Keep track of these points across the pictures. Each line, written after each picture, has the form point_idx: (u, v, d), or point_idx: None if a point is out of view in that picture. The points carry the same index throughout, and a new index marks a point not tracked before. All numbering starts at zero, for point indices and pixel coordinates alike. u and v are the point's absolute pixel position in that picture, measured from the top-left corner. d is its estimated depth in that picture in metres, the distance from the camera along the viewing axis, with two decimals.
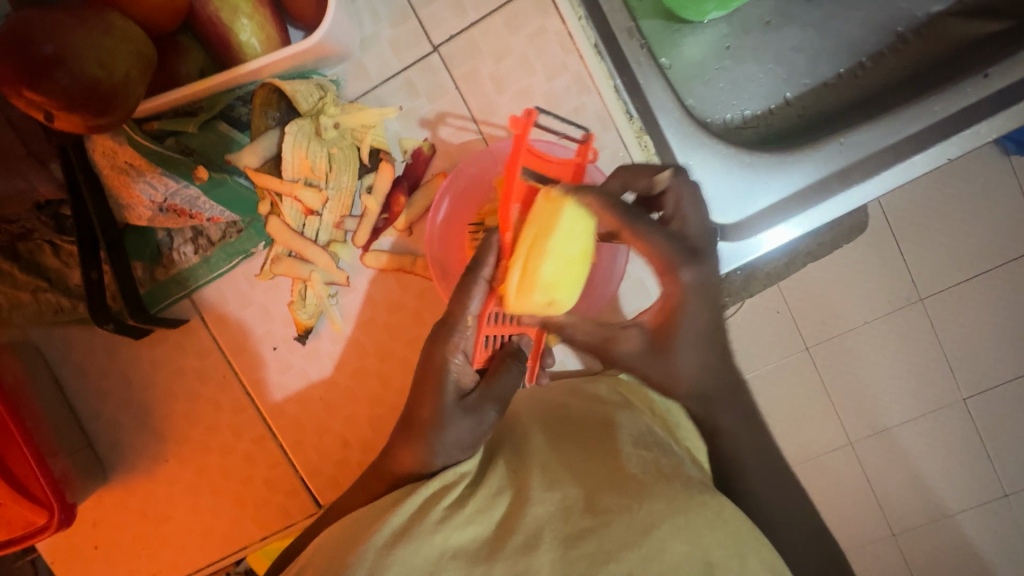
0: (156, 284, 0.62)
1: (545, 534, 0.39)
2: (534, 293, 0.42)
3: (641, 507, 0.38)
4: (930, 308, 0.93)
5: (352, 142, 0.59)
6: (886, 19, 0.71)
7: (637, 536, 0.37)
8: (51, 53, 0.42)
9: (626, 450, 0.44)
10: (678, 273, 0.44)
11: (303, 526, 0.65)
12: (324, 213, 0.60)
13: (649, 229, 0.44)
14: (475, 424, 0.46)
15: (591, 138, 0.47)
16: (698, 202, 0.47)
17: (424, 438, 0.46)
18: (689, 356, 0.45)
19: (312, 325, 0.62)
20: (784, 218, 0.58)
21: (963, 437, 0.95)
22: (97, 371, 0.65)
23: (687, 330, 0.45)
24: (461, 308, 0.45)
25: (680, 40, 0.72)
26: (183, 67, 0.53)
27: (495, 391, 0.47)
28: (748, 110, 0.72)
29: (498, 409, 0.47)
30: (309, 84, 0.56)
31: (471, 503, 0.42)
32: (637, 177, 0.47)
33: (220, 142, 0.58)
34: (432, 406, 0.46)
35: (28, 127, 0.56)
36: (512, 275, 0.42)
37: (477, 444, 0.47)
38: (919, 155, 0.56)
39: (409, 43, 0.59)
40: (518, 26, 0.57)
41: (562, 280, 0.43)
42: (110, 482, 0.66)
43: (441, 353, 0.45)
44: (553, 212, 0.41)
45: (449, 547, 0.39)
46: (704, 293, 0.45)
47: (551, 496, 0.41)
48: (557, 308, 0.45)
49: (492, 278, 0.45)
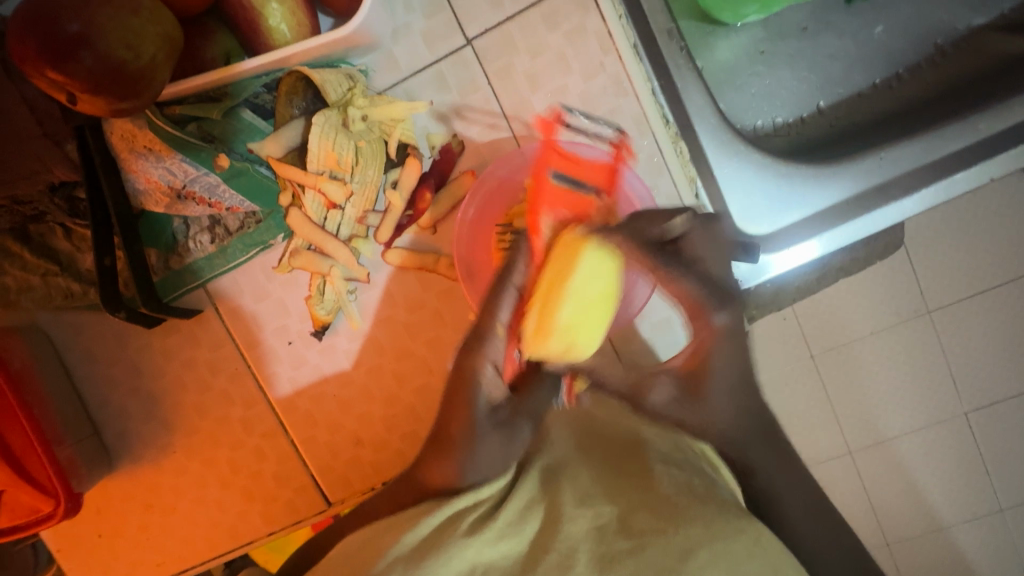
0: (170, 273, 0.60)
1: (580, 551, 0.41)
2: (551, 338, 0.50)
3: (676, 532, 0.40)
4: (936, 321, 0.92)
5: (380, 135, 0.57)
6: (925, 30, 0.69)
7: (674, 562, 0.39)
8: (77, 32, 0.40)
9: (657, 471, 0.47)
10: (709, 317, 0.49)
11: (312, 523, 0.64)
12: (346, 207, 0.58)
13: (678, 274, 0.48)
14: (505, 440, 0.47)
15: (620, 146, 0.55)
16: (714, 243, 0.51)
17: (453, 455, 0.46)
18: (718, 405, 0.49)
19: (330, 321, 0.61)
20: (818, 231, 0.59)
21: (961, 450, 0.95)
22: (106, 358, 0.64)
23: (719, 375, 0.49)
24: (490, 320, 0.47)
25: (713, 42, 0.70)
26: (210, 51, 0.51)
27: (527, 407, 0.51)
28: (780, 117, 0.70)
29: (529, 426, 0.50)
30: (338, 74, 0.55)
31: (503, 516, 0.44)
32: (653, 222, 0.50)
33: (243, 130, 0.56)
34: (463, 421, 0.46)
35: (45, 106, 0.51)
36: (530, 320, 0.49)
37: (507, 462, 0.48)
38: (962, 173, 0.57)
39: (442, 34, 0.57)
40: (557, 22, 0.56)
41: (576, 324, 0.51)
42: (116, 470, 0.64)
43: (472, 361, 0.46)
44: (571, 258, 0.50)
45: (481, 561, 0.41)
46: (734, 338, 0.49)
47: (584, 514, 0.43)
48: (575, 351, 0.52)
49: (520, 286, 0.49)
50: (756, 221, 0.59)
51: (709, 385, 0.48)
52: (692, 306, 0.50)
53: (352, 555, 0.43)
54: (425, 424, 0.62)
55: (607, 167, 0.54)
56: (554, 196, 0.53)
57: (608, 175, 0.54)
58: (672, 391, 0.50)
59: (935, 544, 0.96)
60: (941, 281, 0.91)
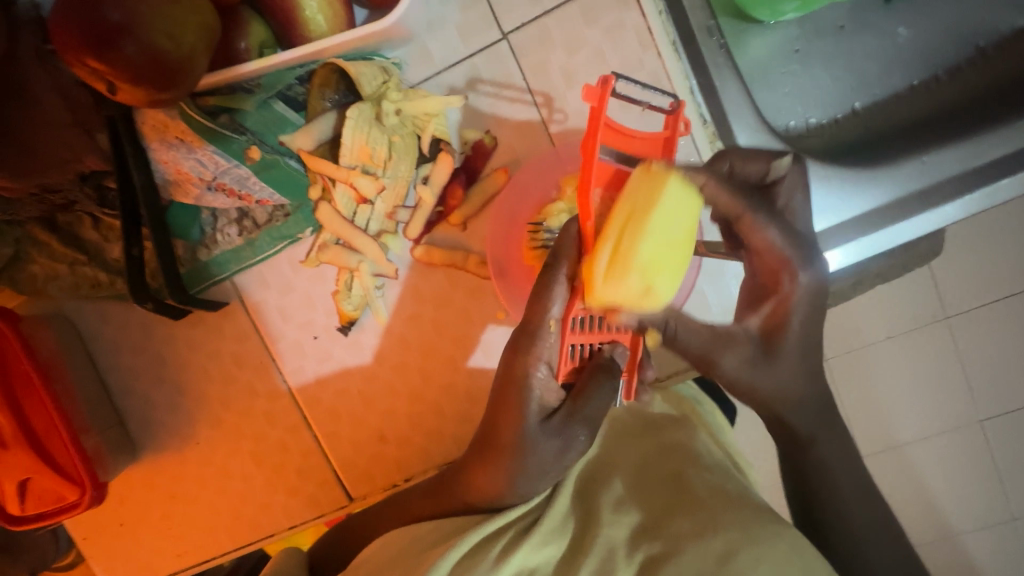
0: (197, 264, 0.60)
1: (618, 559, 0.41)
2: (630, 276, 0.38)
3: (714, 536, 0.40)
4: (955, 327, 0.91)
5: (413, 129, 0.57)
6: (967, 31, 0.68)
7: (713, 565, 0.39)
8: (117, 21, 0.40)
9: (693, 475, 0.46)
10: (798, 272, 0.43)
11: (334, 518, 0.64)
12: (376, 202, 0.58)
13: (766, 222, 0.43)
14: (563, 445, 0.45)
15: (679, 104, 0.43)
16: (804, 198, 0.47)
17: (501, 462, 0.45)
18: (788, 369, 0.45)
19: (356, 317, 0.61)
20: (839, 243, 0.57)
21: (975, 459, 0.93)
22: (131, 347, 0.63)
23: (798, 332, 0.45)
24: (540, 315, 0.42)
25: (748, 39, 0.68)
26: (243, 43, 0.50)
27: (583, 413, 0.43)
28: (813, 117, 0.69)
29: (587, 432, 0.45)
30: (372, 67, 0.54)
31: (546, 521, 0.43)
32: (751, 162, 0.46)
33: (276, 122, 0.55)
34: (514, 429, 0.44)
35: (79, 97, 0.50)
36: (601, 257, 0.38)
37: (563, 463, 0.46)
38: (1007, 179, 0.55)
39: (477, 28, 0.56)
40: (595, 17, 0.55)
41: (661, 262, 0.39)
42: (140, 459, 0.65)
43: (523, 363, 0.43)
44: (656, 186, 0.38)
45: (528, 566, 0.41)
46: (814, 299, 0.44)
47: (621, 519, 0.43)
48: (654, 299, 0.40)
49: (570, 274, 0.42)
50: None
51: (788, 342, 0.45)
52: (770, 260, 0.44)
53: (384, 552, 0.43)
54: (450, 422, 0.62)
55: (663, 137, 0.42)
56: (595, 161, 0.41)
57: (663, 147, 0.42)
58: (755, 366, 0.45)
59: (951, 552, 0.95)
60: (966, 287, 0.89)
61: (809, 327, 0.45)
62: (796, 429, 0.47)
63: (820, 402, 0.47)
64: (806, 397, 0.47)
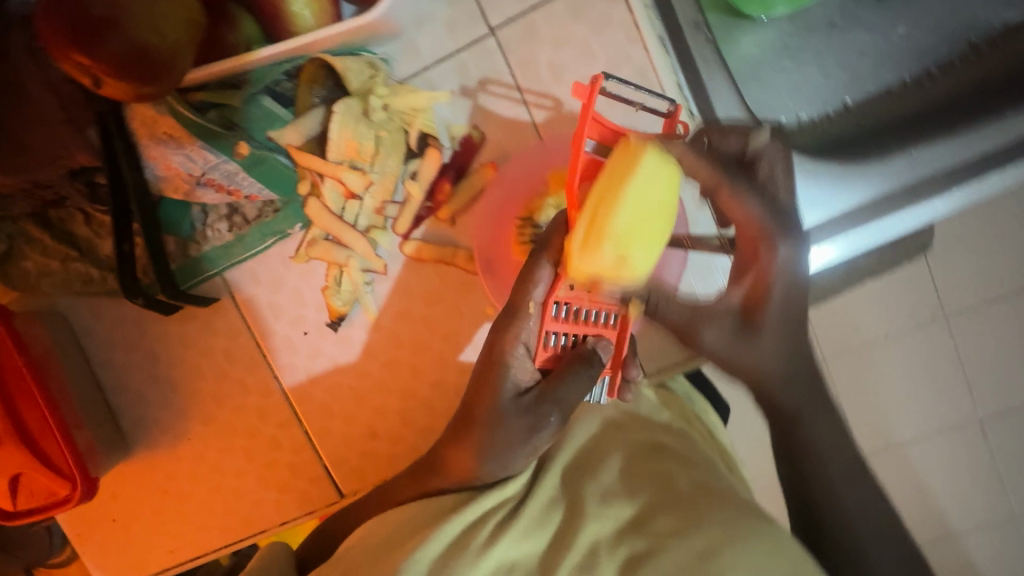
0: (189, 260, 0.60)
1: (601, 556, 0.41)
2: (603, 246, 0.38)
3: (698, 533, 0.40)
4: (954, 325, 0.90)
5: (400, 125, 0.56)
6: (958, 27, 0.68)
7: (698, 562, 0.39)
8: (101, 14, 0.40)
9: (677, 473, 0.46)
10: (774, 243, 0.43)
11: (325, 514, 0.64)
12: (365, 197, 0.58)
13: (744, 192, 0.43)
14: (532, 425, 0.46)
15: (674, 109, 0.44)
16: (787, 170, 0.47)
17: (474, 436, 0.47)
18: (771, 342, 0.45)
19: (346, 312, 0.61)
20: (832, 236, 0.57)
21: (974, 457, 0.93)
22: (124, 344, 0.64)
23: (781, 301, 0.44)
24: (522, 297, 0.44)
25: (739, 36, 0.68)
26: (232, 38, 0.51)
27: (555, 396, 0.45)
28: (806, 113, 0.69)
29: (559, 415, 0.45)
30: (359, 63, 0.55)
31: (528, 515, 0.43)
32: (728, 136, 0.47)
33: (264, 118, 0.56)
34: (489, 403, 0.46)
35: (69, 92, 0.50)
36: (578, 228, 0.39)
37: (532, 448, 0.46)
38: (997, 173, 0.55)
39: (465, 24, 0.56)
40: (582, 13, 0.56)
41: (637, 231, 0.38)
42: (132, 456, 0.65)
43: (500, 342, 0.44)
44: (633, 159, 0.37)
45: (508, 559, 0.41)
46: (793, 275, 0.44)
47: (607, 513, 0.43)
48: (631, 270, 0.40)
49: (554, 260, 0.43)
50: None
51: (768, 316, 0.44)
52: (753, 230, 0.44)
53: (370, 547, 0.44)
54: (441, 418, 0.62)
55: (652, 128, 0.44)
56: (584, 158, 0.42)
57: None
58: (730, 339, 0.45)
59: (950, 551, 0.94)
60: (961, 284, 0.89)
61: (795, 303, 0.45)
62: (777, 412, 0.47)
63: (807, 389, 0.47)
64: (792, 373, 0.46)
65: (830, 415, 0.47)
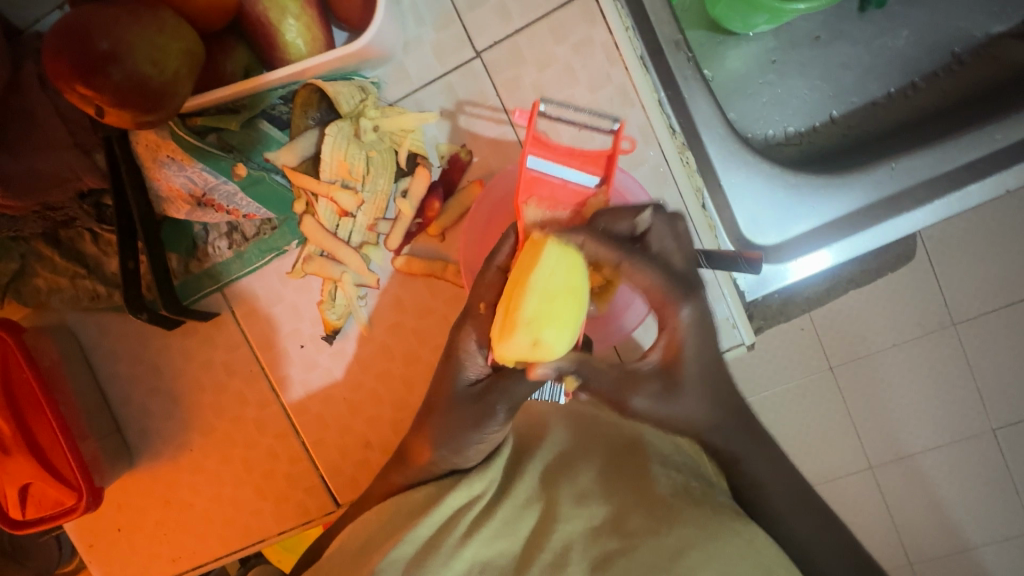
0: (190, 276, 0.63)
1: (573, 552, 0.43)
2: (516, 334, 0.41)
3: (668, 533, 0.42)
4: (963, 334, 0.88)
5: (390, 145, 0.59)
6: (941, 39, 0.68)
7: (665, 562, 0.41)
8: (106, 49, 0.43)
9: (654, 469, 0.49)
10: (677, 307, 0.45)
11: (321, 523, 0.66)
12: (358, 215, 0.60)
13: (641, 266, 0.45)
14: (481, 414, 0.47)
15: (620, 132, 0.48)
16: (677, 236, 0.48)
17: (432, 423, 0.49)
18: (694, 400, 0.46)
19: (340, 326, 0.62)
20: (827, 243, 0.59)
21: (992, 469, 0.90)
22: (129, 358, 0.66)
23: (695, 356, 0.45)
24: (476, 297, 0.47)
25: (724, 51, 0.69)
26: (229, 66, 0.54)
27: (506, 388, 0.46)
28: (792, 126, 0.70)
29: (506, 408, 0.47)
30: (351, 86, 0.57)
31: (500, 515, 0.46)
32: (619, 218, 0.46)
33: (260, 140, 0.57)
34: (444, 390, 0.49)
35: (76, 117, 0.52)
36: (496, 318, 0.43)
37: (484, 436, 0.48)
38: (975, 184, 0.56)
39: (453, 48, 0.59)
40: (564, 35, 0.58)
41: (546, 315, 0.41)
42: (136, 466, 0.67)
43: (457, 336, 0.48)
44: (537, 251, 0.43)
45: (479, 560, 0.44)
46: (703, 328, 0.45)
47: (580, 514, 0.46)
48: (549, 352, 0.42)
49: (506, 266, 0.47)
50: (764, 232, 0.60)
51: (687, 372, 0.45)
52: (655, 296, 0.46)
53: (358, 551, 0.46)
54: None
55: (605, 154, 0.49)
56: (543, 181, 0.48)
57: (604, 163, 0.49)
58: (659, 405, 0.45)
59: (961, 565, 0.92)
60: (965, 293, 0.87)
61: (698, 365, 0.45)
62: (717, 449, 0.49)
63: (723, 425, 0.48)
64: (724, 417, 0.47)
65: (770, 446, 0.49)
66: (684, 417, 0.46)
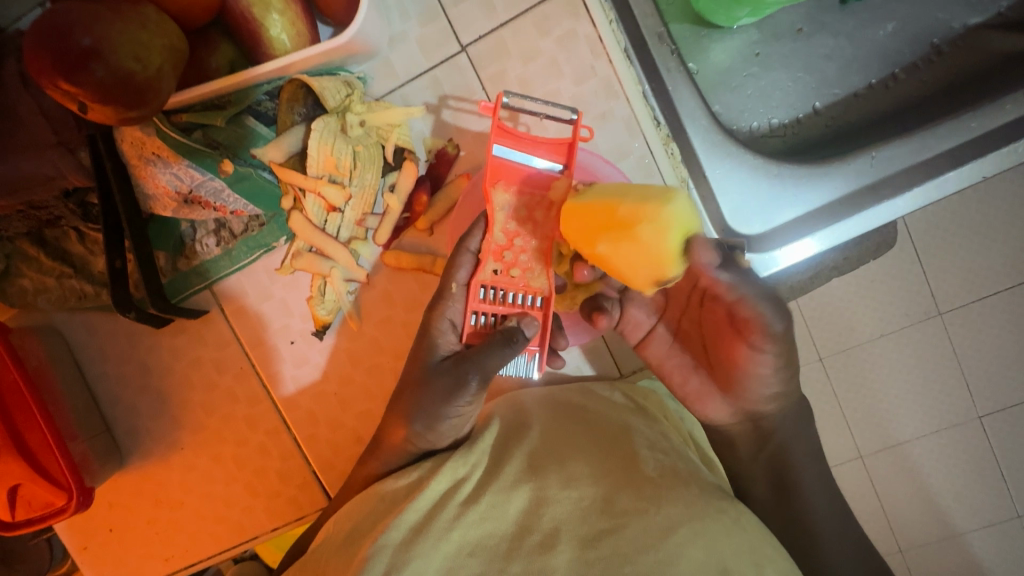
0: (178, 275, 0.63)
1: (561, 534, 0.44)
2: (667, 207, 0.44)
3: (657, 512, 0.44)
4: (948, 323, 0.90)
5: (377, 140, 0.60)
6: (920, 30, 0.69)
7: (654, 539, 0.42)
8: (88, 45, 0.43)
9: (643, 453, 0.50)
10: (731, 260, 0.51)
11: (314, 519, 0.66)
12: (346, 210, 0.60)
13: None
14: (451, 384, 0.49)
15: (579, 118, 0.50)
16: None
17: (406, 397, 0.52)
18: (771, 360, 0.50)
19: (329, 321, 0.62)
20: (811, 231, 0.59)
21: (978, 455, 0.92)
22: (119, 357, 0.66)
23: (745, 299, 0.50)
24: (449, 279, 0.51)
25: (708, 45, 0.70)
26: (214, 61, 0.53)
27: (473, 359, 0.48)
28: (776, 118, 0.71)
29: (477, 377, 0.48)
30: (336, 81, 0.57)
31: (485, 500, 0.46)
32: None
33: (247, 136, 0.57)
34: (419, 366, 0.51)
35: (59, 115, 0.52)
36: (643, 226, 0.43)
37: (455, 405, 0.50)
38: (952, 172, 0.56)
39: (438, 42, 0.60)
40: (548, 28, 0.58)
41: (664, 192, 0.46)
42: (126, 466, 0.66)
43: (429, 316, 0.51)
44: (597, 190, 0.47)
45: (468, 543, 0.44)
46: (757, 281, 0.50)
47: (568, 495, 0.46)
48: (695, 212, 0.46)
49: (477, 249, 0.51)
50: (748, 221, 0.61)
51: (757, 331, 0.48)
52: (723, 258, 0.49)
53: (351, 543, 0.46)
54: None
55: (565, 142, 0.50)
56: (510, 169, 0.50)
57: (567, 151, 0.50)
58: (766, 368, 0.50)
59: (950, 550, 0.94)
60: (951, 281, 0.88)
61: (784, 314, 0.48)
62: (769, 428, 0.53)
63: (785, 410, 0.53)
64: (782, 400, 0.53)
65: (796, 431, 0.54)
66: (778, 380, 0.50)
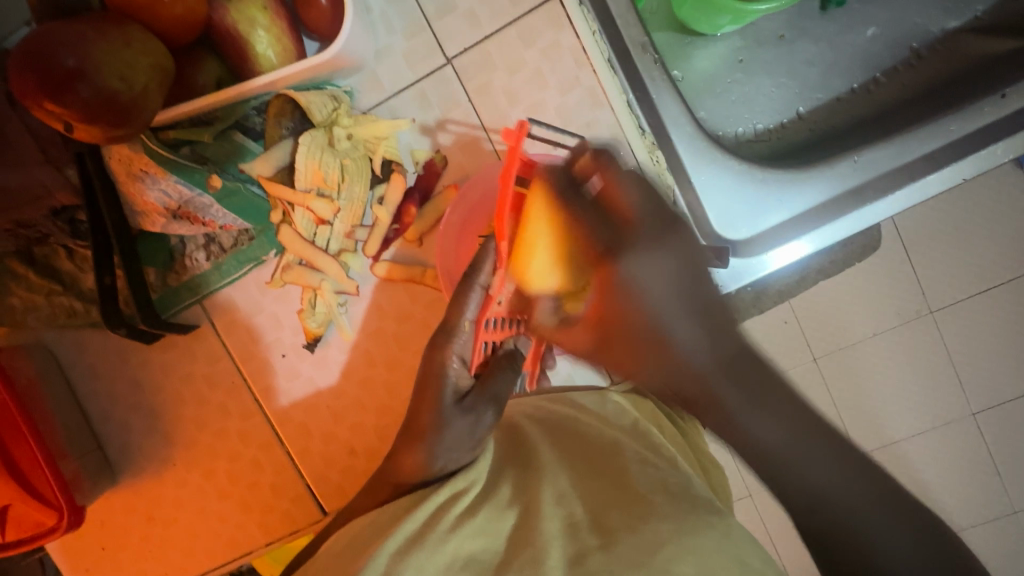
0: (167, 290, 0.62)
1: (551, 547, 0.43)
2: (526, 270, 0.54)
3: (647, 528, 0.43)
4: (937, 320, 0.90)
5: (364, 152, 0.60)
6: (899, 35, 0.71)
7: (645, 556, 0.40)
8: (72, 65, 0.43)
9: (635, 471, 0.50)
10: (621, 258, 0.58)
11: (309, 533, 0.66)
12: (335, 222, 0.61)
13: (588, 207, 0.55)
14: (472, 422, 0.54)
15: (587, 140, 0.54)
16: (630, 182, 0.55)
17: (425, 440, 0.53)
18: (677, 356, 0.55)
19: (321, 333, 0.63)
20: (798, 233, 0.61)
21: (971, 450, 0.93)
22: (110, 374, 0.65)
23: (641, 303, 0.58)
24: (456, 316, 0.52)
25: (692, 52, 0.71)
26: (200, 78, 0.54)
27: (490, 391, 0.55)
28: (761, 123, 0.72)
29: (493, 408, 0.55)
30: (322, 96, 0.58)
31: (480, 513, 0.47)
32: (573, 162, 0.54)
33: (234, 152, 0.57)
34: (433, 408, 0.53)
35: (48, 135, 0.53)
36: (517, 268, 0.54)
37: (475, 442, 0.54)
38: (934, 174, 0.58)
39: (423, 55, 0.61)
40: (532, 39, 0.60)
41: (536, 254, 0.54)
42: (119, 483, 0.66)
43: (440, 358, 0.52)
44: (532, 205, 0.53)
45: (461, 555, 0.43)
46: (669, 275, 0.58)
47: (559, 512, 0.47)
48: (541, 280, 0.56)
49: (486, 284, 0.52)
50: (735, 227, 0.61)
51: (628, 330, 0.58)
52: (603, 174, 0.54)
53: (346, 556, 0.46)
54: None
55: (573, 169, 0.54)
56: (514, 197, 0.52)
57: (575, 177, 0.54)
58: (669, 353, 0.56)
59: None
60: (939, 280, 0.89)
61: (684, 327, 0.57)
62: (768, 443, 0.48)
63: (725, 369, 0.54)
64: (715, 364, 0.54)
65: (769, 412, 0.50)
66: (682, 369, 0.55)
